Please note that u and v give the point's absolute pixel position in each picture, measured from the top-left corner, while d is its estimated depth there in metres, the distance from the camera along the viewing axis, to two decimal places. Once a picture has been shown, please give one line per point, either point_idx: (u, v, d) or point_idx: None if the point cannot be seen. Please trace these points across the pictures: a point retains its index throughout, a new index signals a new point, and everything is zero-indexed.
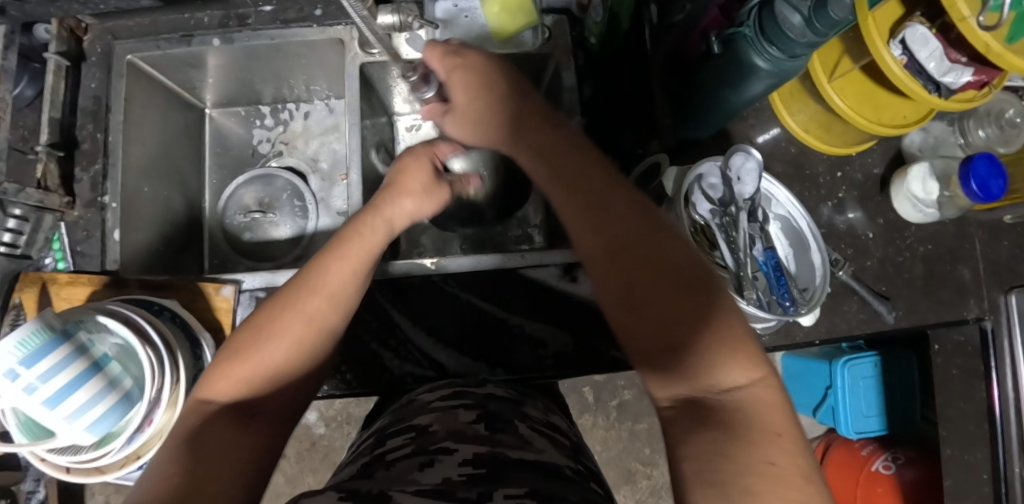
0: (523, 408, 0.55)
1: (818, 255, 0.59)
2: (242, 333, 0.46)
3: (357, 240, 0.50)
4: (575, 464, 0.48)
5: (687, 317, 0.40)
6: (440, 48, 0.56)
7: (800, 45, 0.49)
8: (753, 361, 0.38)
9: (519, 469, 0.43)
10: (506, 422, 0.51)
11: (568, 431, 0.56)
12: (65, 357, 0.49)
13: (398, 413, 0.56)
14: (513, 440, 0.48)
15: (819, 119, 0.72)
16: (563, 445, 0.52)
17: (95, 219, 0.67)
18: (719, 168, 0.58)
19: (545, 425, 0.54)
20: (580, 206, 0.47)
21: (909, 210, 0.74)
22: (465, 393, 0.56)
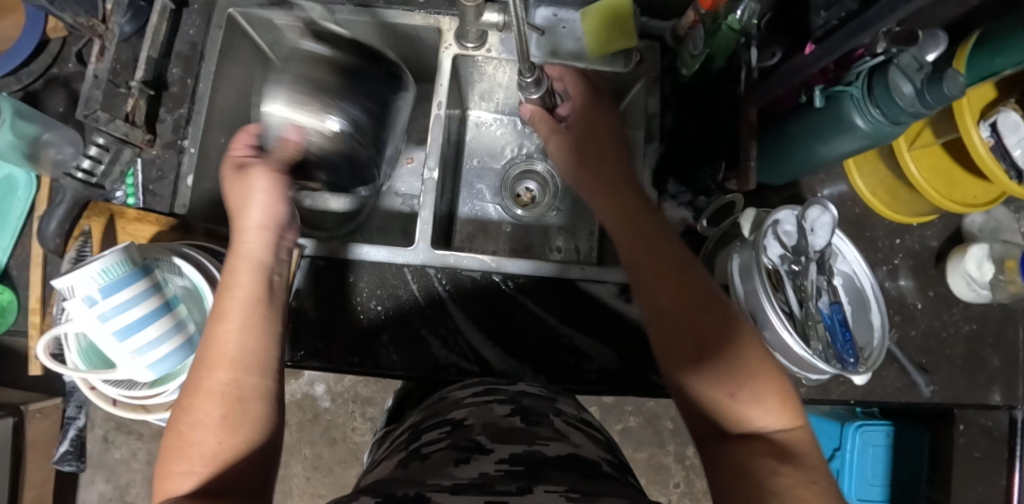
0: (557, 406, 0.54)
1: (878, 316, 0.60)
2: (169, 436, 0.42)
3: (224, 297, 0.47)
4: (613, 462, 0.47)
5: (738, 364, 0.42)
6: (574, 72, 0.65)
7: (906, 113, 0.50)
8: (789, 407, 0.41)
9: (557, 468, 0.41)
10: (542, 416, 0.50)
11: (604, 431, 0.55)
12: (143, 292, 0.49)
13: (431, 409, 0.55)
14: (551, 432, 0.47)
15: (887, 184, 0.74)
16: (600, 442, 0.50)
17: (172, 160, 0.67)
18: (795, 217, 0.59)
19: (579, 421, 0.53)
20: (654, 259, 0.47)
21: (963, 287, 0.74)
22: (497, 390, 0.56)
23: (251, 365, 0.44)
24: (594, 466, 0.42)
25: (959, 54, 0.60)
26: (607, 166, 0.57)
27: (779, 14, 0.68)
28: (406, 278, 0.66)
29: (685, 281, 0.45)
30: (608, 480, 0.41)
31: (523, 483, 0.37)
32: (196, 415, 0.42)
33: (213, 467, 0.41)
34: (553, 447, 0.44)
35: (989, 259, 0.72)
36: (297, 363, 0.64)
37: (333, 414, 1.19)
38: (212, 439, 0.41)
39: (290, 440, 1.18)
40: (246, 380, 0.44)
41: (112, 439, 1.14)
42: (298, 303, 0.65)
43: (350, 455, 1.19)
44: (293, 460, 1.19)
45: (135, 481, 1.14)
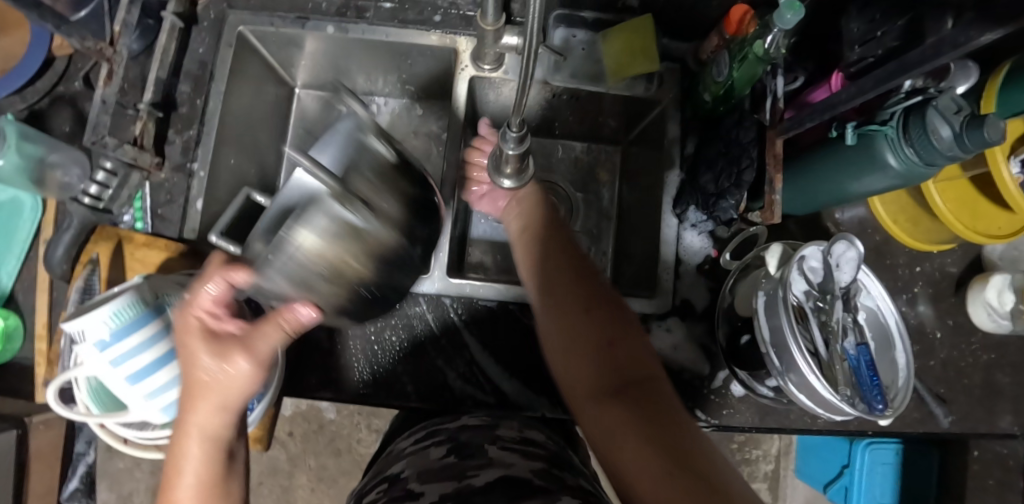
0: (495, 431, 0.56)
1: (904, 356, 0.59)
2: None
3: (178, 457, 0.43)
4: (545, 467, 0.50)
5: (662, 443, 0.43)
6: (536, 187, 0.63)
7: (942, 157, 0.50)
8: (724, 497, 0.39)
9: (485, 494, 0.45)
10: (476, 448, 0.53)
11: (547, 444, 0.56)
12: (156, 334, 0.48)
13: (380, 465, 0.59)
14: (484, 459, 0.51)
15: (909, 212, 0.73)
16: (540, 455, 0.53)
17: (181, 184, 0.66)
18: (821, 252, 0.58)
19: (517, 441, 0.54)
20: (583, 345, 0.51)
21: (983, 318, 0.73)
22: (439, 430, 0.58)
23: None
24: (523, 486, 0.45)
25: (987, 88, 0.58)
26: (546, 237, 0.59)
27: (803, 40, 0.66)
28: (422, 306, 0.65)
29: (593, 355, 0.50)
30: (535, 495, 0.44)
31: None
32: None
33: None
34: (484, 474, 0.48)
35: (1012, 288, 0.71)
36: (308, 393, 0.63)
37: (339, 426, 1.18)
38: None
39: (295, 451, 1.18)
40: None
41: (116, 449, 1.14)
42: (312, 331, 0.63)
43: (354, 466, 1.18)
44: (297, 471, 1.18)
45: (138, 490, 1.14)
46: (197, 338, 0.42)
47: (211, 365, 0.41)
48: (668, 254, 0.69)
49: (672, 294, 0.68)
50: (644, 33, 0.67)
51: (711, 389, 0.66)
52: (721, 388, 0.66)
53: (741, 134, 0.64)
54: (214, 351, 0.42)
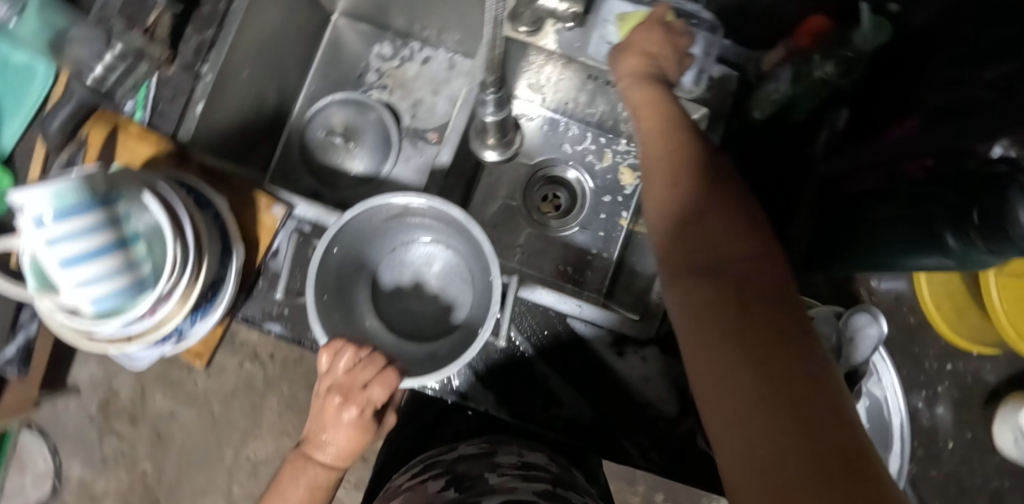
0: (495, 459, 0.58)
1: (897, 457, 0.53)
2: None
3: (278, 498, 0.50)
4: (550, 491, 0.52)
5: (755, 351, 0.33)
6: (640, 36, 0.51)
7: (1011, 247, 0.39)
8: (824, 432, 0.29)
9: None
10: (475, 477, 0.54)
11: (548, 466, 0.57)
12: (95, 224, 0.47)
13: (385, 495, 0.61)
14: (483, 489, 0.51)
15: (957, 300, 0.63)
16: (542, 478, 0.54)
17: (184, 84, 0.63)
18: (837, 323, 0.53)
19: (518, 467, 0.56)
20: (680, 235, 0.42)
21: (1008, 444, 0.63)
22: (436, 463, 0.61)
23: None
24: None
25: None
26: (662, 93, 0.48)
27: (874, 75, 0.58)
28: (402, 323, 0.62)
29: (710, 235, 0.40)
30: None
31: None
32: None
33: None
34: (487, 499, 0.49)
35: None
36: (258, 322, 0.61)
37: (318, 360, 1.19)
38: None
39: (272, 373, 1.20)
40: None
41: None
42: (275, 263, 0.61)
43: None
44: (270, 393, 1.20)
45: (123, 371, 1.19)
46: (360, 423, 0.48)
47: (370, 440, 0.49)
48: None
49: (660, 323, 0.62)
50: (657, 17, 0.53)
51: (677, 436, 0.60)
52: (687, 437, 0.60)
53: None
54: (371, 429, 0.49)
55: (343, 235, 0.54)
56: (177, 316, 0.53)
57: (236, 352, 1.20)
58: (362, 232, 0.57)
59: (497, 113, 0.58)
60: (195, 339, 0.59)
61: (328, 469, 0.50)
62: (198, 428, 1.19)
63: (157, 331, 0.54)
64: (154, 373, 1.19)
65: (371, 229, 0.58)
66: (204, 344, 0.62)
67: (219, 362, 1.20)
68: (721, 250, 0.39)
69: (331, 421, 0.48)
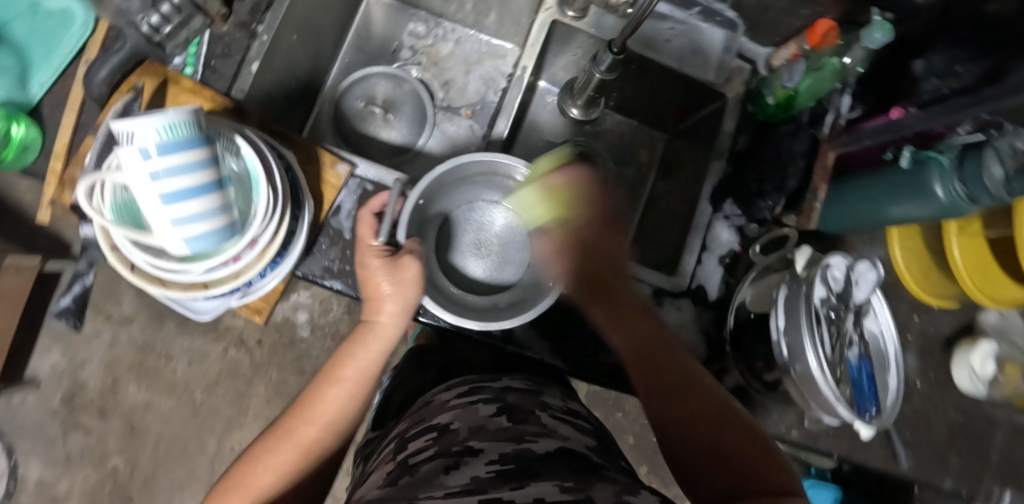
0: (542, 399, 0.62)
1: (894, 379, 0.62)
2: (238, 469, 0.47)
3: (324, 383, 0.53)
4: (597, 449, 0.53)
5: (688, 405, 0.49)
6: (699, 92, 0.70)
7: (988, 195, 0.52)
8: (739, 439, 0.45)
9: (549, 460, 0.45)
10: (528, 414, 0.55)
11: (591, 417, 0.62)
12: (198, 161, 0.47)
13: (418, 414, 0.62)
14: (539, 429, 0.52)
15: (921, 264, 0.75)
16: (590, 430, 0.57)
17: (241, 42, 0.64)
18: (845, 265, 0.61)
19: (565, 412, 0.59)
20: (617, 320, 0.57)
21: (964, 379, 0.75)
22: (483, 387, 0.63)
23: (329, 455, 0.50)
24: (581, 459, 0.47)
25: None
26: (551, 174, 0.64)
27: (877, 71, 0.67)
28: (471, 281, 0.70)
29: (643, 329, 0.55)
30: (604, 467, 0.46)
31: (518, 483, 0.41)
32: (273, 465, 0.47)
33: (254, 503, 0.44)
34: (546, 441, 0.50)
35: (994, 357, 0.74)
36: (315, 279, 0.63)
37: (309, 346, 1.14)
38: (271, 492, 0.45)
39: (258, 360, 1.14)
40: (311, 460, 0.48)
41: (78, 314, 1.08)
42: (338, 221, 0.63)
43: None
44: (256, 380, 1.14)
45: (93, 361, 1.10)
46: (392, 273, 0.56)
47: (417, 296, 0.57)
48: (695, 240, 0.71)
49: (690, 278, 0.70)
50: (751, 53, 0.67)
51: None
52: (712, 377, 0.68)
53: (795, 144, 0.67)
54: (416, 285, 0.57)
55: (429, 188, 0.63)
56: (255, 266, 0.54)
57: (219, 338, 1.14)
58: (445, 190, 0.67)
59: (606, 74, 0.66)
60: (258, 293, 0.59)
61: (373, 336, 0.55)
62: (175, 420, 1.12)
63: (233, 277, 0.54)
64: (127, 362, 1.11)
65: (449, 190, 0.67)
66: (263, 300, 0.62)
67: (201, 348, 1.13)
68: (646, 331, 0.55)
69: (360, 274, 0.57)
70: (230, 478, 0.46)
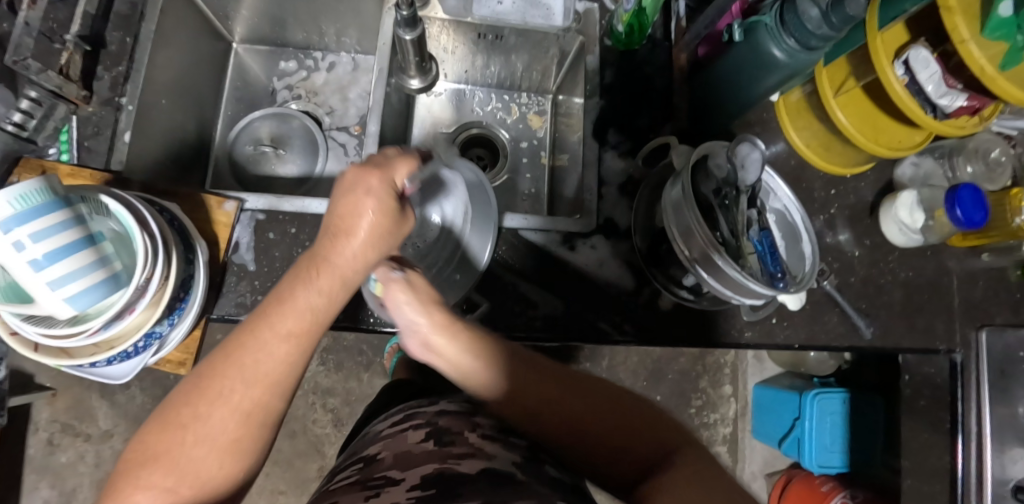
0: (474, 419, 0.55)
1: (809, 246, 0.62)
2: (152, 432, 0.43)
3: (250, 350, 0.46)
4: (527, 460, 0.49)
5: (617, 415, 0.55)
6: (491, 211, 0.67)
7: (815, 36, 0.54)
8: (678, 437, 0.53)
9: (470, 483, 0.43)
10: (455, 435, 0.52)
11: (527, 434, 0.56)
12: (61, 223, 0.48)
13: (357, 447, 0.59)
14: (464, 449, 0.49)
15: (821, 138, 0.77)
16: (521, 445, 0.52)
17: (109, 118, 0.64)
18: (725, 152, 0.61)
19: (498, 431, 0.54)
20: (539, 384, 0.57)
21: (895, 232, 0.77)
22: (416, 414, 0.58)
23: (287, 393, 0.48)
24: (509, 475, 0.45)
25: None
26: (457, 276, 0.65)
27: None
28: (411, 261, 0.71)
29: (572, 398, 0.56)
30: (527, 481, 0.45)
31: None
32: (196, 449, 0.43)
33: (190, 483, 0.42)
34: (468, 462, 0.46)
35: (920, 207, 0.75)
36: (230, 317, 0.63)
37: None
38: (209, 474, 0.43)
39: None
40: (235, 424, 0.44)
41: None
42: (239, 256, 0.64)
43: (310, 447, 1.15)
44: None
45: None
46: (391, 212, 0.52)
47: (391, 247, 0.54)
48: (589, 175, 0.70)
49: (596, 214, 0.70)
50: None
51: (638, 304, 0.68)
52: (648, 302, 0.68)
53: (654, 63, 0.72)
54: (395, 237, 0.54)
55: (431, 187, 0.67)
56: (152, 317, 0.55)
57: None
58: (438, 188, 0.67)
59: (412, 33, 0.65)
60: (173, 345, 0.59)
61: (340, 275, 0.51)
62: None
63: (135, 330, 0.55)
64: None
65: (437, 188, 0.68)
66: (184, 350, 0.62)
67: None
68: (577, 411, 0.55)
69: (332, 200, 0.51)
70: (137, 450, 0.43)
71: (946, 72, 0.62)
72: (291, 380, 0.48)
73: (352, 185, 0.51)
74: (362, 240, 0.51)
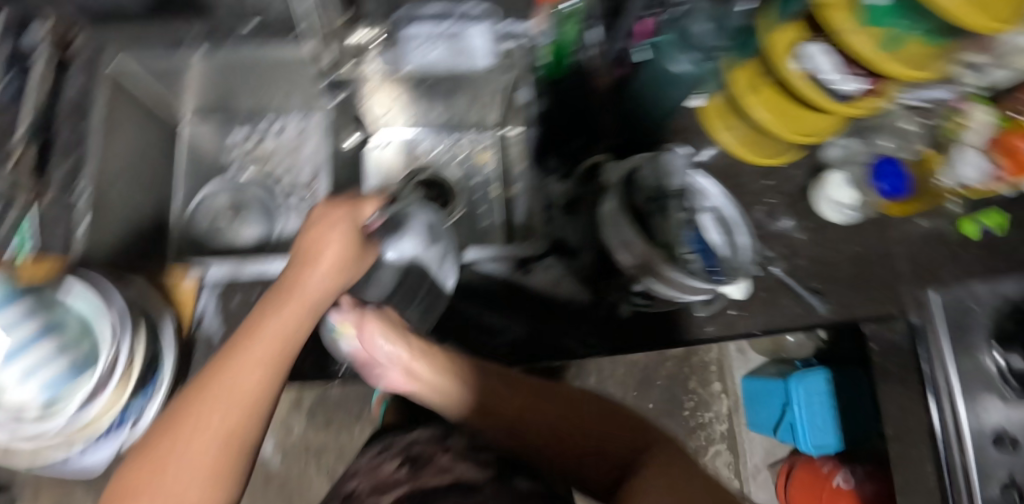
0: (449, 439, 0.56)
1: (745, 236, 0.66)
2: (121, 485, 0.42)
3: (223, 382, 0.45)
4: (508, 470, 0.49)
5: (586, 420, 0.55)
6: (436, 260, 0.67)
7: None
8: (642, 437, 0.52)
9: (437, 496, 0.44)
10: (428, 456, 0.52)
11: (501, 445, 0.56)
12: (22, 314, 0.50)
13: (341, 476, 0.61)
14: (435, 468, 0.50)
15: (748, 135, 0.81)
16: (493, 452, 0.53)
17: (60, 214, 0.62)
18: (651, 162, 0.66)
19: (471, 446, 0.54)
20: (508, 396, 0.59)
21: (833, 212, 0.81)
22: (393, 442, 0.59)
23: (263, 425, 0.47)
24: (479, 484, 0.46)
25: None
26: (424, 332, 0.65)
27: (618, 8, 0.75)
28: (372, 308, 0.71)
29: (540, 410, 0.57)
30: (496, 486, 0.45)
31: None
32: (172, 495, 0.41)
33: None
34: (440, 480, 0.47)
35: (847, 184, 0.80)
36: None
37: None
38: None
39: None
40: (209, 461, 0.43)
41: None
42: (206, 327, 0.66)
43: None
44: None
45: None
46: (355, 241, 0.56)
47: (352, 278, 0.58)
48: None
49: (547, 237, 0.73)
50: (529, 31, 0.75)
51: (599, 317, 0.71)
52: (609, 313, 0.71)
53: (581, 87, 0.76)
54: (356, 267, 0.58)
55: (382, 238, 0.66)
56: (122, 398, 0.55)
57: None
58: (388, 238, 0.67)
59: None
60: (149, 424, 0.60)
61: (308, 305, 0.52)
62: None
63: (108, 413, 0.56)
64: None
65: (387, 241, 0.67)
66: None
67: None
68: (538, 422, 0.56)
69: (301, 237, 0.55)
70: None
71: (845, 61, 0.67)
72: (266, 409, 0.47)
73: (318, 220, 0.56)
74: (329, 270, 0.54)
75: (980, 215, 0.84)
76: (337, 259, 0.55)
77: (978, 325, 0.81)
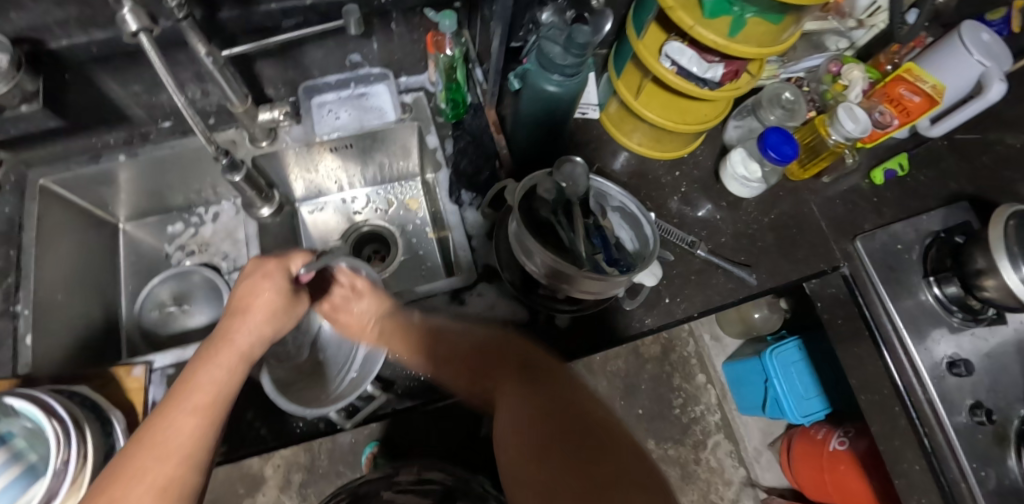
0: (393, 479, 0.62)
1: (648, 227, 0.69)
2: None
3: (161, 432, 0.49)
4: None
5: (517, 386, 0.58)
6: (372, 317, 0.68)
7: (567, 66, 0.66)
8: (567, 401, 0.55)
9: None
10: None
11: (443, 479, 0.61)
12: None
13: None
14: None
15: (650, 134, 0.86)
16: None
17: (7, 326, 0.69)
18: (549, 177, 0.68)
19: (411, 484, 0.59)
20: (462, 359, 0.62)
21: (738, 187, 0.85)
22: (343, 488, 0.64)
23: (201, 470, 0.50)
24: None
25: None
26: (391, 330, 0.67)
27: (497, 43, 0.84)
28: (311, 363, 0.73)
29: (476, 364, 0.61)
30: None
31: None
32: None
33: None
34: None
35: (750, 159, 0.84)
36: None
37: None
38: None
39: None
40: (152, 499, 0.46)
41: None
42: None
43: None
44: None
45: None
46: (284, 293, 0.59)
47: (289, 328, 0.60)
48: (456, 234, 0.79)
49: (474, 265, 0.77)
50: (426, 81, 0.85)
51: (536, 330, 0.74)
52: (545, 324, 0.74)
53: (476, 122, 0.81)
54: (291, 318, 0.61)
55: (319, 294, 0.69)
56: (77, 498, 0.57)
57: None
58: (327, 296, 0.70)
59: (238, 174, 0.73)
60: None
61: (243, 354, 0.55)
62: None
63: None
64: None
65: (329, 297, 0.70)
66: None
67: None
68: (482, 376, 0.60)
69: (234, 290, 0.58)
70: None
71: (701, 51, 0.73)
72: (202, 457, 0.50)
73: (250, 275, 0.59)
74: (265, 321, 0.57)
75: (886, 163, 0.89)
76: (268, 310, 0.58)
77: (908, 263, 0.83)
